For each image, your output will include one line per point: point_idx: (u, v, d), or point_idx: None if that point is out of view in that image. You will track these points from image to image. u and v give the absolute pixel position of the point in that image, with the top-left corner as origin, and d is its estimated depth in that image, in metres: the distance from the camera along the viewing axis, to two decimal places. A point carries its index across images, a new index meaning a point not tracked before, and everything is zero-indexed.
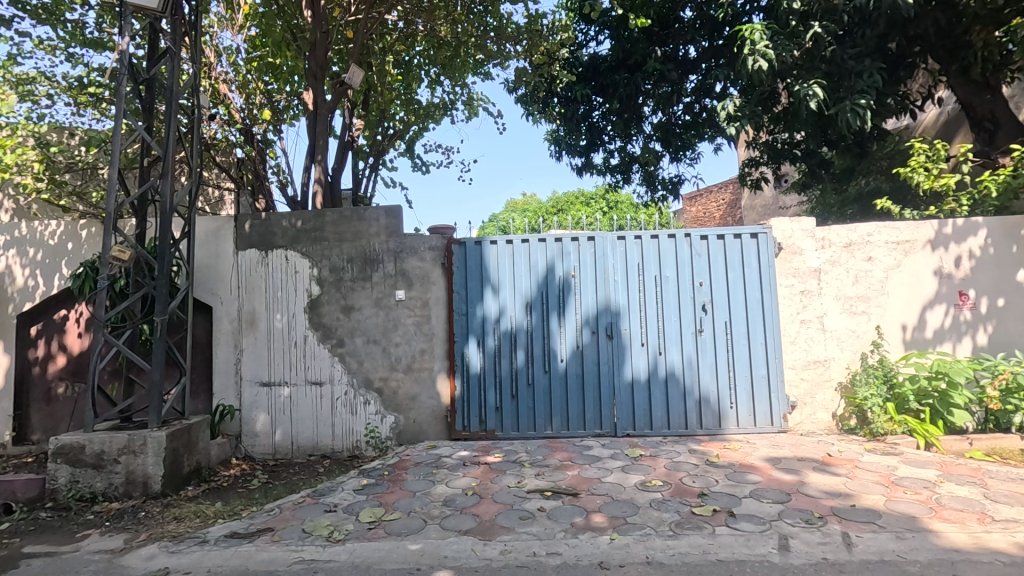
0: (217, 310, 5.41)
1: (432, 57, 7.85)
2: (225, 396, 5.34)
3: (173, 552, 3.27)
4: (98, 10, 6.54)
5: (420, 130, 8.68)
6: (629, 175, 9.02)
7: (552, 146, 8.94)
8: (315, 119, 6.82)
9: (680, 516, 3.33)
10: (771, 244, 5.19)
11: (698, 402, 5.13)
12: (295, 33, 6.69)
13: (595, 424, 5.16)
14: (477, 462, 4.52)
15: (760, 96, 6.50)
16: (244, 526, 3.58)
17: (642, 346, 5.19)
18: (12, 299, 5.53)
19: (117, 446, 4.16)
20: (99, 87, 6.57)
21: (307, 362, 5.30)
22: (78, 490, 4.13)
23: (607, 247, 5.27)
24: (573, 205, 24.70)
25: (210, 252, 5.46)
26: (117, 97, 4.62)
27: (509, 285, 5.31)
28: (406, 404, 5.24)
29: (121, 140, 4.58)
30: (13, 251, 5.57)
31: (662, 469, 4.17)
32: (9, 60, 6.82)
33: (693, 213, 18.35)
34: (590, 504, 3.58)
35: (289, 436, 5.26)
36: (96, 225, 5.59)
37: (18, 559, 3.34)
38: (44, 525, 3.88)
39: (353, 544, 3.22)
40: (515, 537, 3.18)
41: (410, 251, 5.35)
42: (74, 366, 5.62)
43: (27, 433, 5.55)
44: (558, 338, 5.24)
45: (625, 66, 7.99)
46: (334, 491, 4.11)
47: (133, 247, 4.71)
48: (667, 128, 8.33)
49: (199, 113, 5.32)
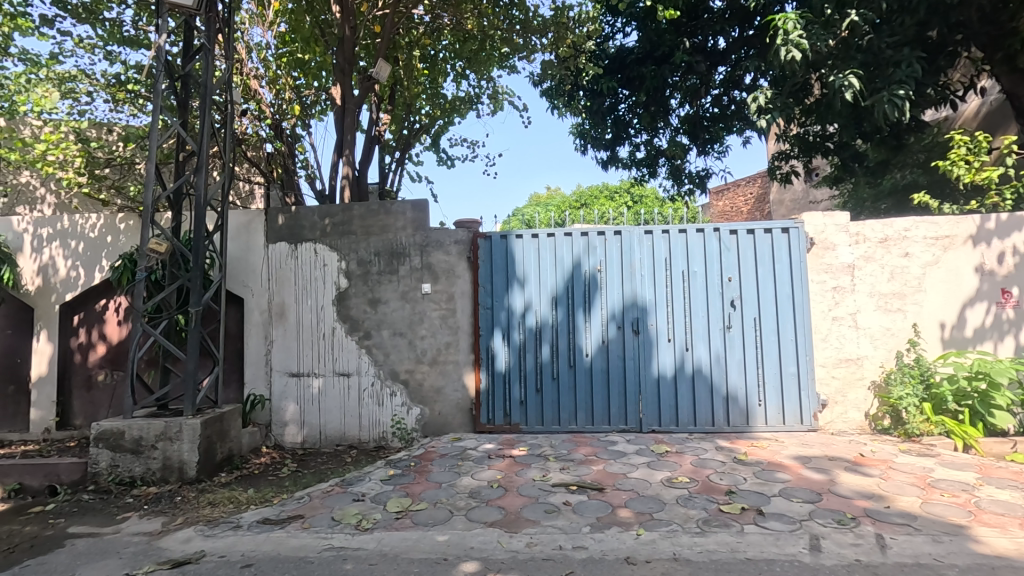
0: (248, 301, 5.54)
1: (458, 51, 7.81)
2: (256, 386, 5.48)
3: (208, 536, 3.36)
4: (135, 8, 6.71)
5: (445, 124, 8.72)
6: (655, 169, 8.92)
7: (577, 139, 8.87)
8: (343, 114, 6.92)
9: (707, 513, 3.30)
10: (803, 239, 5.08)
11: (726, 399, 5.07)
12: (323, 29, 6.78)
13: (620, 419, 5.14)
14: (502, 455, 4.55)
15: (792, 87, 6.34)
16: (276, 513, 3.67)
17: (669, 342, 5.14)
18: (56, 289, 5.76)
19: (155, 432, 4.30)
20: (137, 83, 6.75)
21: (335, 354, 5.39)
22: (118, 475, 4.28)
23: (634, 241, 5.22)
24: (597, 199, 24.50)
25: (241, 244, 5.58)
26: (154, 94, 4.73)
27: (534, 280, 5.31)
28: (432, 396, 5.29)
29: (157, 135, 4.68)
30: (56, 244, 5.78)
31: (688, 465, 4.14)
32: (52, 59, 7.08)
33: (720, 208, 18.02)
34: (616, 500, 3.57)
35: (318, 427, 5.36)
36: (133, 218, 5.76)
37: (62, 539, 3.47)
38: (87, 507, 4.04)
39: (381, 533, 3.27)
40: (540, 530, 3.19)
41: (436, 245, 5.38)
42: (113, 355, 5.80)
43: (69, 419, 5.76)
44: (584, 334, 5.22)
45: (652, 59, 7.86)
46: (362, 481, 4.19)
47: (169, 239, 4.83)
48: (695, 121, 8.24)
49: (232, 110, 5.43)
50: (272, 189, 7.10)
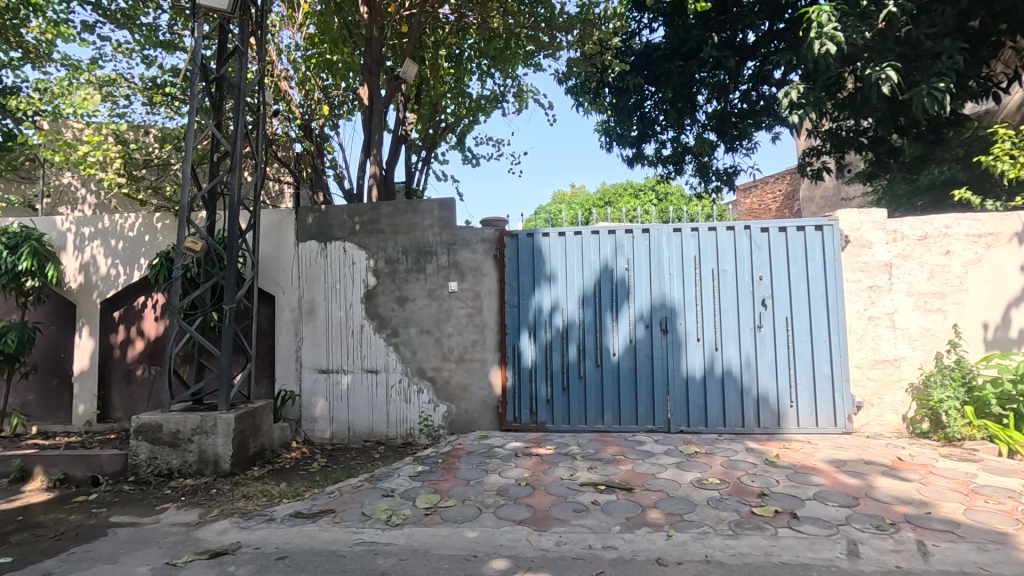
0: (279, 299, 5.64)
1: (483, 49, 7.82)
2: (287, 382, 5.58)
3: (243, 528, 3.44)
4: (170, 13, 6.90)
5: (471, 123, 8.74)
6: (681, 166, 8.82)
7: (602, 137, 8.80)
8: (371, 114, 7.02)
9: (740, 516, 3.25)
10: (838, 237, 4.95)
11: (757, 399, 4.98)
12: (351, 29, 6.88)
13: (648, 419, 5.09)
14: (529, 454, 4.54)
15: (826, 80, 6.18)
16: (308, 507, 3.73)
17: (698, 341, 5.08)
18: (97, 286, 5.96)
19: (191, 426, 4.41)
20: (173, 86, 6.94)
21: (363, 351, 5.46)
22: (156, 466, 4.41)
23: (662, 239, 5.16)
24: (621, 197, 24.28)
25: (273, 243, 5.69)
26: (190, 96, 4.85)
27: (561, 279, 5.29)
28: (458, 393, 5.32)
29: (193, 136, 4.80)
30: (97, 243, 5.98)
31: (718, 466, 4.08)
32: (94, 64, 7.34)
33: (747, 205, 17.67)
34: (646, 500, 3.54)
35: (347, 422, 5.44)
36: (170, 217, 5.93)
37: (105, 527, 3.59)
38: (127, 497, 4.17)
39: (411, 529, 3.30)
40: (569, 529, 3.18)
41: (463, 243, 5.41)
42: (150, 350, 5.98)
43: (109, 412, 5.96)
44: (612, 333, 5.19)
45: (679, 54, 7.72)
46: (391, 477, 4.23)
47: (204, 238, 4.94)
48: (723, 117, 8.11)
49: (265, 111, 5.54)
50: (301, 189, 7.23)
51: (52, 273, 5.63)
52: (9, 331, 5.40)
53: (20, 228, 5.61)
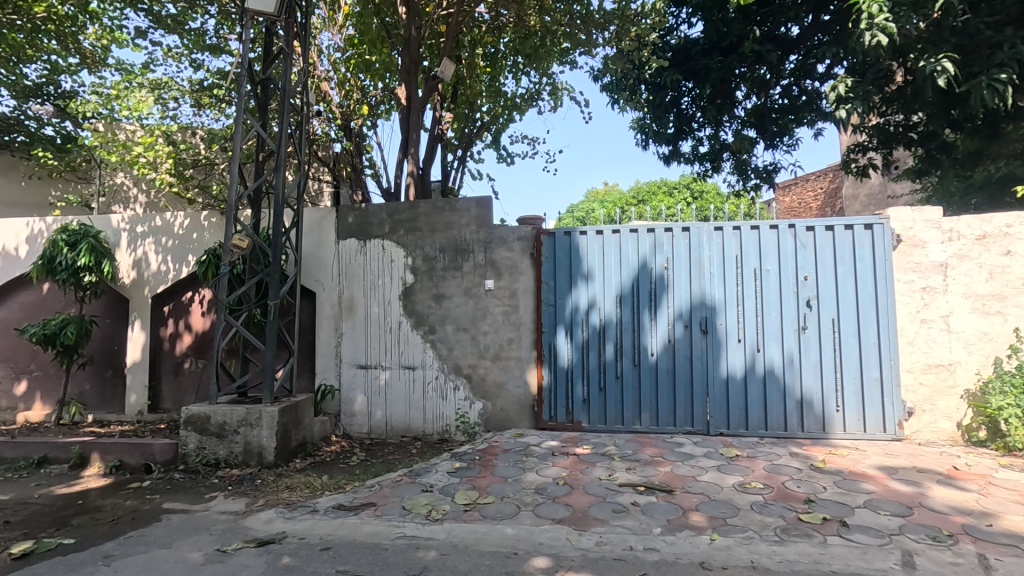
0: (320, 295, 5.77)
1: (518, 47, 7.86)
2: (327, 376, 5.70)
3: (288, 518, 3.53)
4: (217, 18, 7.14)
5: (506, 121, 8.75)
6: (718, 164, 8.64)
7: (638, 134, 8.68)
8: (408, 113, 7.12)
9: (785, 522, 3.16)
10: (889, 236, 4.77)
11: (800, 402, 4.85)
12: (389, 30, 6.98)
13: (686, 421, 5.01)
14: (566, 453, 4.53)
15: (875, 74, 5.94)
16: (349, 499, 3.81)
17: (738, 342, 4.97)
18: (148, 282, 6.21)
19: (237, 418, 4.56)
20: (220, 88, 7.17)
21: (401, 348, 5.54)
22: (205, 456, 4.57)
23: (702, 238, 5.06)
24: (655, 195, 23.94)
25: (315, 241, 5.82)
26: (238, 97, 5.00)
27: (599, 278, 5.25)
28: (494, 391, 5.34)
29: (240, 136, 4.95)
30: (149, 240, 6.23)
31: (761, 471, 3.98)
32: (146, 68, 7.64)
33: (787, 203, 17.25)
34: (686, 502, 3.49)
35: (384, 418, 5.53)
36: (216, 215, 6.11)
37: (159, 513, 3.74)
38: (178, 485, 4.33)
39: (450, 524, 3.33)
40: (609, 529, 3.16)
41: (499, 242, 5.41)
42: (197, 344, 6.18)
43: (159, 402, 6.19)
44: (649, 333, 5.12)
45: (718, 50, 7.58)
46: (429, 472, 4.28)
47: (250, 236, 5.08)
48: (762, 113, 7.89)
49: (308, 112, 5.68)
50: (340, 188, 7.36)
51: (108, 268, 5.89)
52: (68, 324, 5.68)
53: (79, 225, 5.91)
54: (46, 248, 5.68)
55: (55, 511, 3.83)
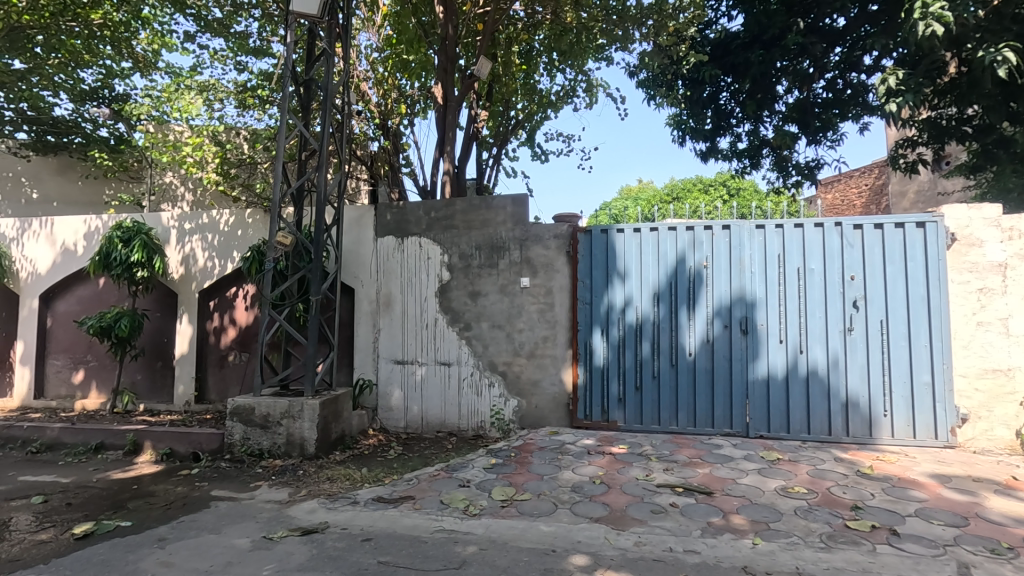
0: (359, 291, 5.89)
1: (552, 44, 7.81)
2: (365, 371, 5.81)
3: (330, 509, 3.62)
4: (261, 21, 7.34)
5: (541, 118, 8.71)
6: (757, 160, 8.44)
7: (674, 131, 8.53)
8: (445, 112, 7.19)
9: (832, 528, 3.08)
10: (942, 235, 4.58)
11: (845, 405, 4.70)
12: (426, 29, 6.98)
13: (725, 423, 4.92)
14: (602, 452, 4.51)
15: (928, 65, 5.69)
16: (389, 492, 3.88)
17: (780, 342, 4.84)
18: (196, 277, 6.45)
19: (280, 410, 4.69)
20: (263, 89, 7.39)
21: (437, 344, 5.60)
22: (249, 447, 4.72)
23: (743, 236, 4.95)
24: (690, 192, 23.53)
25: (354, 238, 5.94)
26: (282, 98, 5.13)
27: (635, 275, 5.20)
28: (529, 388, 5.35)
29: (284, 137, 5.08)
30: (197, 237, 6.46)
31: (804, 475, 3.88)
32: (194, 70, 7.92)
33: (829, 200, 16.74)
34: (727, 505, 3.43)
35: (420, 413, 5.60)
36: (259, 212, 6.29)
37: (207, 500, 3.89)
38: (224, 473, 4.49)
39: (488, 519, 3.35)
40: (648, 530, 3.13)
41: (535, 239, 5.41)
42: (241, 337, 6.38)
43: (205, 393, 6.42)
44: (687, 332, 5.04)
45: (759, 43, 7.38)
46: (466, 468, 4.32)
47: (294, 233, 5.23)
48: (805, 107, 7.50)
49: (348, 111, 5.81)
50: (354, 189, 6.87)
51: (159, 264, 6.14)
52: (122, 317, 5.95)
53: (132, 222, 6.17)
54: (102, 244, 5.97)
55: (112, 494, 4.02)
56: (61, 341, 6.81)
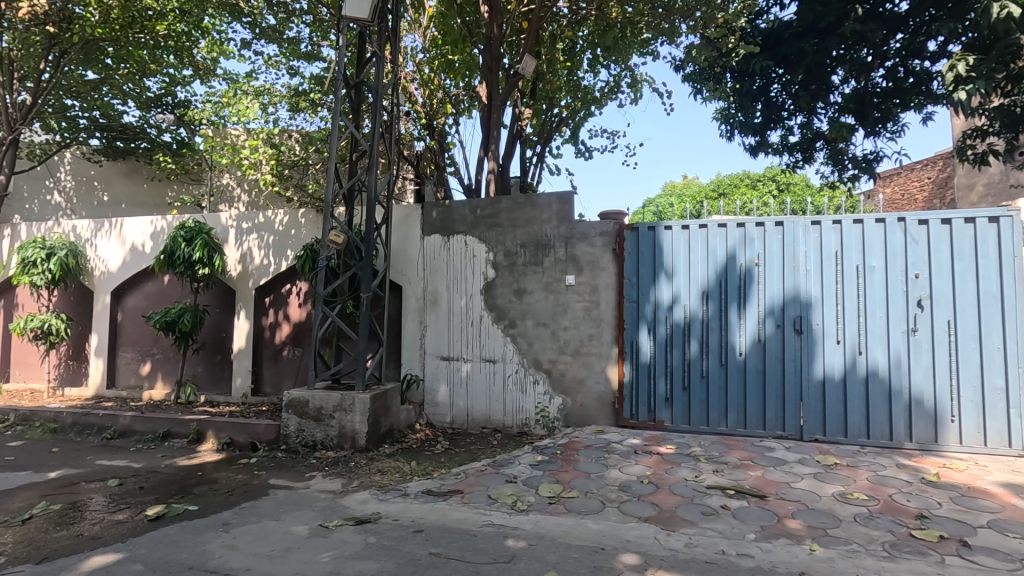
0: (406, 289, 6.01)
1: (596, 40, 7.73)
2: (412, 367, 5.93)
3: (381, 500, 3.72)
4: (311, 27, 7.58)
5: (586, 115, 8.64)
6: (810, 154, 8.12)
7: (722, 125, 8.30)
8: (490, 111, 7.24)
9: (895, 537, 2.95)
10: (1018, 230, 4.32)
11: (908, 409, 4.49)
12: (471, 29, 7.00)
13: (778, 425, 4.78)
14: (649, 452, 4.46)
15: (1002, 49, 5.35)
16: (437, 486, 3.95)
17: (837, 343, 4.66)
18: (252, 275, 6.73)
19: (332, 403, 4.85)
20: (315, 93, 7.63)
21: (482, 341, 5.66)
22: (303, 438, 4.90)
23: (798, 232, 4.78)
24: (737, 187, 22.88)
25: (402, 236, 6.06)
26: (334, 100, 5.28)
27: (683, 273, 5.11)
28: (575, 386, 5.34)
29: (336, 139, 5.24)
30: (253, 236, 6.74)
31: (864, 481, 3.73)
32: (250, 76, 8.26)
33: (888, 195, 15.96)
34: (781, 509, 3.34)
35: (465, 408, 5.68)
36: (311, 212, 6.50)
37: (266, 488, 4.06)
38: (281, 463, 4.68)
39: (536, 515, 3.38)
40: (699, 531, 3.09)
41: (581, 237, 5.39)
42: (295, 332, 6.62)
43: (261, 386, 6.69)
44: (738, 331, 4.92)
45: (815, 31, 7.09)
46: (513, 464, 4.36)
47: (345, 232, 5.38)
48: (863, 99, 7.23)
49: (396, 112, 5.93)
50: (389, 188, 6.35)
51: (218, 262, 6.43)
52: (185, 312, 6.27)
53: (194, 223, 6.48)
54: (167, 243, 6.31)
55: (179, 480, 4.26)
56: (130, 335, 7.23)
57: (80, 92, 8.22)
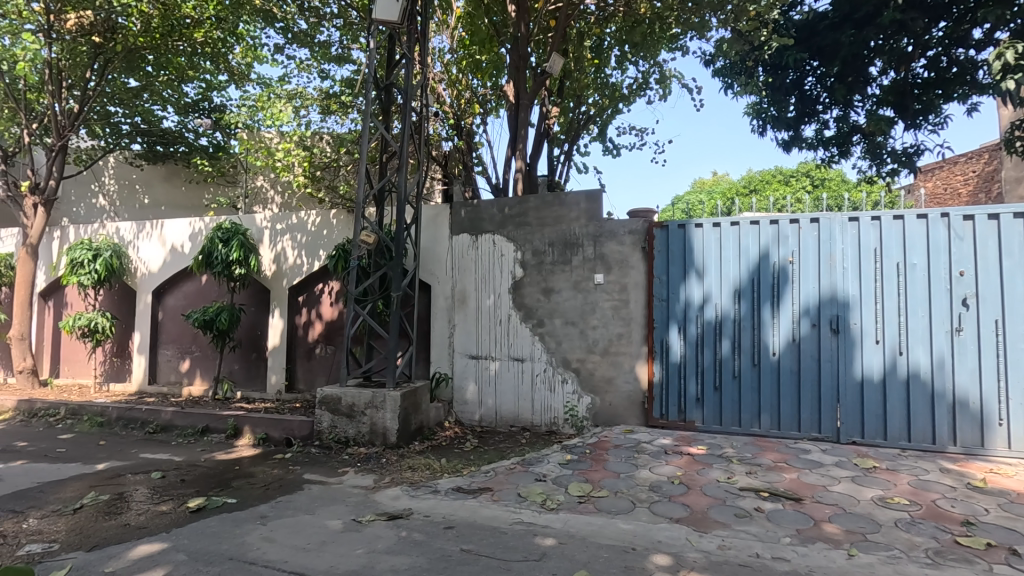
0: (435, 288, 6.07)
1: (624, 36, 7.67)
2: (441, 365, 5.99)
3: (413, 497, 3.77)
4: (341, 30, 7.71)
5: (614, 112, 8.57)
6: (847, 149, 7.89)
7: (754, 120, 8.13)
8: (517, 110, 7.26)
9: (939, 544, 2.85)
10: None
11: (952, 412, 4.33)
12: (499, 28, 7.03)
13: (813, 427, 4.66)
14: (680, 452, 4.40)
15: None
16: (467, 483, 3.99)
17: (876, 342, 4.53)
18: (286, 275, 6.89)
19: (364, 400, 4.93)
20: (346, 95, 7.77)
21: (510, 340, 5.68)
22: (336, 434, 5.00)
23: (835, 229, 4.66)
24: (769, 184, 22.38)
25: (431, 236, 6.12)
26: (365, 102, 5.37)
27: (715, 271, 5.03)
28: (604, 386, 5.31)
29: (367, 141, 5.32)
30: (287, 237, 6.90)
31: (905, 485, 3.62)
32: (283, 80, 8.46)
33: (929, 189, 15.38)
34: (818, 513, 3.26)
35: (494, 407, 5.70)
36: (342, 212, 6.63)
37: (301, 483, 4.16)
38: (315, 458, 4.79)
39: (566, 514, 3.37)
40: (733, 533, 3.04)
41: (610, 235, 5.35)
42: (327, 331, 6.76)
43: (294, 383, 6.85)
44: (771, 330, 4.82)
45: (851, 22, 6.88)
46: (542, 462, 4.36)
47: (376, 232, 5.47)
48: (903, 90, 7.00)
49: (425, 113, 6.00)
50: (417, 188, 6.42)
51: (254, 262, 6.60)
52: (222, 311, 6.47)
53: (230, 224, 6.67)
54: (206, 244, 6.52)
55: (218, 474, 4.40)
56: (171, 333, 7.49)
57: (123, 99, 8.51)
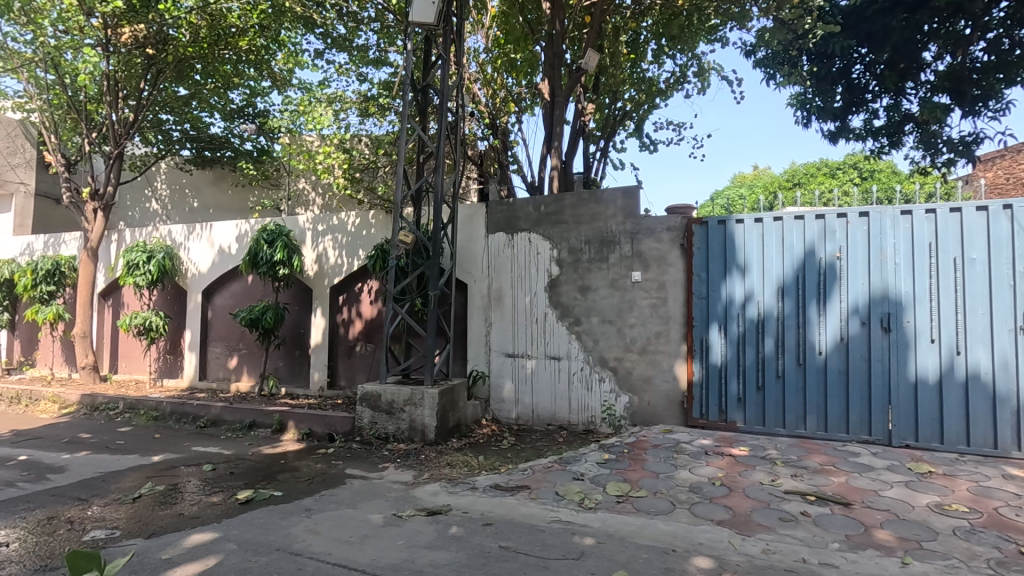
0: (471, 287, 6.11)
1: (662, 30, 7.54)
2: (478, 363, 6.04)
3: (451, 493, 3.81)
4: (379, 33, 7.85)
5: (651, 107, 8.43)
6: (898, 138, 7.55)
7: (798, 111, 7.87)
8: (552, 108, 7.24)
9: (1002, 554, 2.70)
10: None
11: (1015, 415, 4.10)
12: (533, 25, 7.02)
13: (863, 430, 4.49)
14: (721, 453, 4.31)
15: None
16: (505, 481, 4.00)
17: (932, 342, 4.32)
18: (328, 274, 7.07)
19: (403, 397, 5.01)
20: (384, 97, 7.91)
21: (547, 338, 5.67)
22: (376, 430, 5.10)
23: (886, 223, 4.46)
24: (814, 177, 21.60)
25: (467, 235, 6.17)
26: (403, 104, 5.45)
27: (757, 268, 4.89)
28: (642, 385, 5.24)
29: (404, 142, 5.40)
30: (328, 238, 7.08)
31: (964, 492, 3.44)
32: (323, 85, 8.68)
33: (989, 179, 14.56)
34: (868, 518, 3.14)
35: (531, 405, 5.71)
36: (381, 213, 6.76)
37: (343, 477, 4.26)
38: (356, 454, 4.91)
39: (604, 514, 3.35)
40: (777, 538, 2.96)
41: (647, 232, 5.27)
42: (367, 329, 6.90)
43: (336, 380, 7.02)
44: (818, 329, 4.66)
45: (902, 6, 6.56)
46: (579, 461, 4.35)
47: (414, 232, 5.54)
48: (960, 75, 6.62)
49: (461, 113, 6.04)
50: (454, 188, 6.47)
51: (297, 262, 6.80)
52: (267, 310, 6.68)
53: (275, 226, 6.89)
54: (252, 245, 6.75)
55: (265, 467, 4.55)
56: (220, 331, 7.79)
57: (174, 107, 8.90)
